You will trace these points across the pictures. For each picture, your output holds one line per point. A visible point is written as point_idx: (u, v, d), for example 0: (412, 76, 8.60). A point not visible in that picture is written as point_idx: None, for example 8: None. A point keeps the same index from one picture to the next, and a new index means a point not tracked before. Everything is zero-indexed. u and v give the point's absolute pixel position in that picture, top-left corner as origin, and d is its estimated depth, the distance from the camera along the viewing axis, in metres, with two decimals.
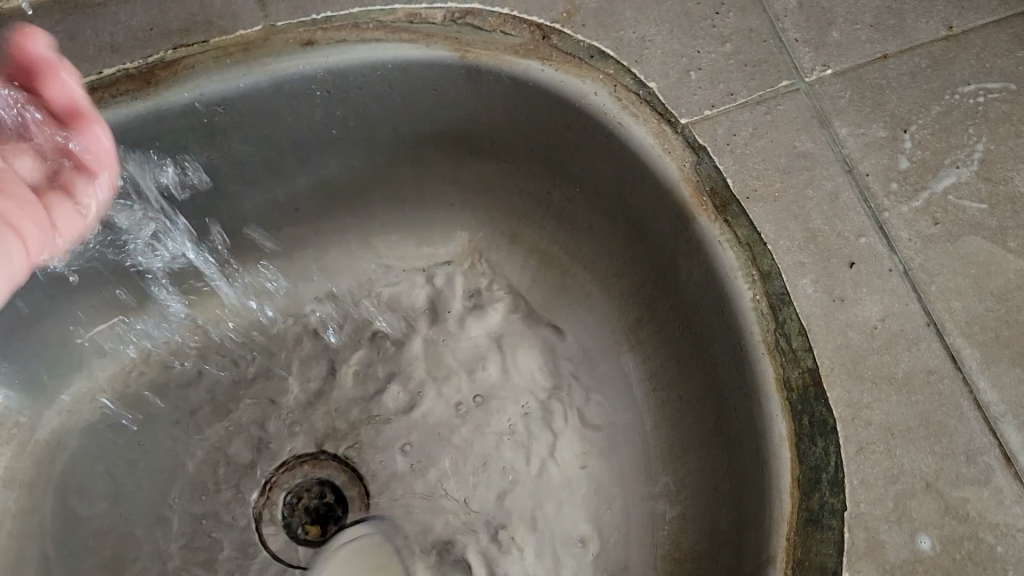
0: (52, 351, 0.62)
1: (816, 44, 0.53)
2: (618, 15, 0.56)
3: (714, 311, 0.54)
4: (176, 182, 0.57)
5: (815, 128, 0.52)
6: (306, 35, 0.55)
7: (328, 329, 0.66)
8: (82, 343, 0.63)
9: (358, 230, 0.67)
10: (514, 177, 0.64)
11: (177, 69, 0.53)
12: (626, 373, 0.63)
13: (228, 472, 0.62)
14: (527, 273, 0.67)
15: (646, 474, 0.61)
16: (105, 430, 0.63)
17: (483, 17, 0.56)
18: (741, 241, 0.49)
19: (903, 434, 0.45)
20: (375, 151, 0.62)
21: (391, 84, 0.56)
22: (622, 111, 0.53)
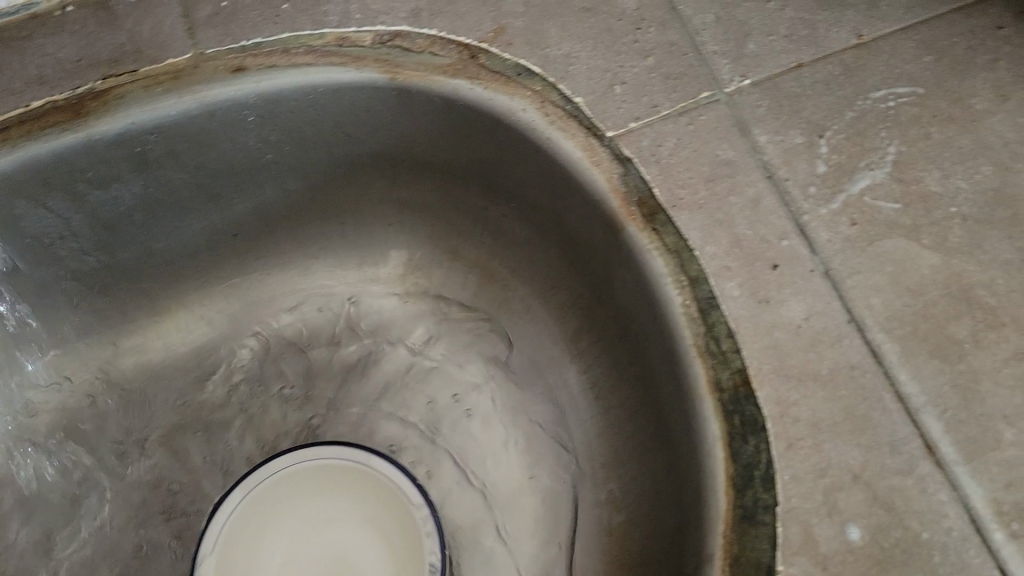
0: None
1: (734, 55, 0.54)
2: (544, 32, 0.57)
3: (645, 317, 0.54)
4: (103, 211, 0.62)
5: (735, 137, 0.52)
6: (236, 62, 0.57)
7: (285, 351, 0.72)
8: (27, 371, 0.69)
9: (298, 250, 0.71)
10: (451, 195, 0.66)
11: (106, 99, 0.57)
12: (570, 387, 0.65)
13: (180, 492, 0.67)
14: (468, 289, 0.70)
15: (592, 481, 0.63)
16: (52, 456, 0.68)
17: (412, 39, 0.58)
18: (669, 249, 0.50)
19: (829, 431, 0.45)
20: (311, 176, 0.66)
21: (321, 108, 0.59)
22: (550, 127, 0.54)
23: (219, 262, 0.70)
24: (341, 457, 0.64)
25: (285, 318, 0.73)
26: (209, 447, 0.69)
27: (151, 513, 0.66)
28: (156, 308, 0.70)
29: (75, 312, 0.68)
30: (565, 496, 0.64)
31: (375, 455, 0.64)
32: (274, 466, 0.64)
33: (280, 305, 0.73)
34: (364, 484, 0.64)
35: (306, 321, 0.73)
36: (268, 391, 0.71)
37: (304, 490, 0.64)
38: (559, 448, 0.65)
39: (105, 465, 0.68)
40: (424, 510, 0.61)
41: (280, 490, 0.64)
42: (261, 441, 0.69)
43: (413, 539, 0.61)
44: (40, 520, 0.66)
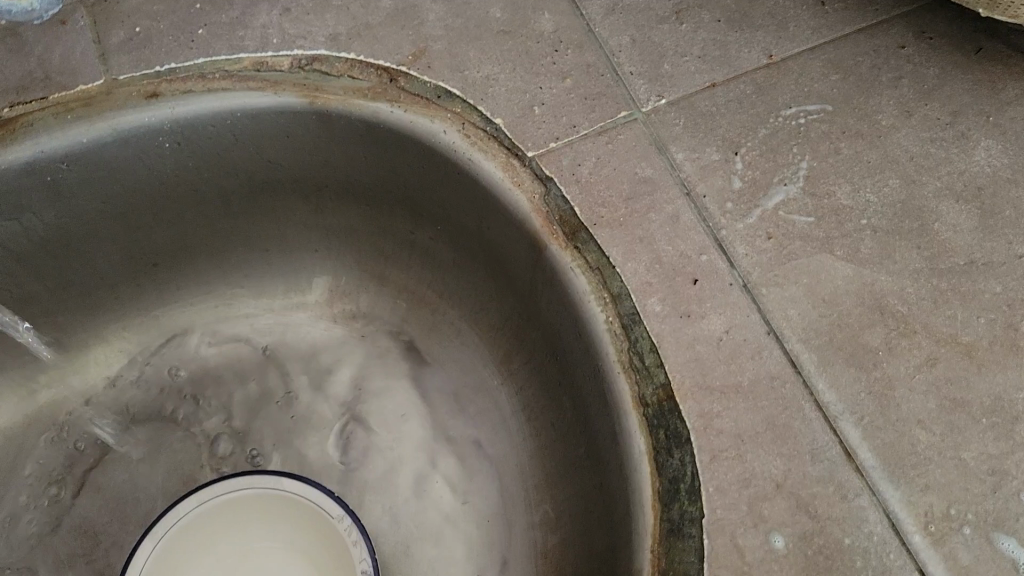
0: None
1: (649, 76, 0.55)
2: (463, 55, 0.57)
3: (571, 335, 0.54)
4: (13, 240, 0.61)
5: (653, 155, 0.53)
6: (150, 87, 0.57)
7: (207, 380, 0.70)
8: None
9: (221, 279, 0.70)
10: (375, 219, 0.66)
11: (15, 127, 0.55)
12: (502, 409, 0.65)
13: (99, 532, 0.64)
14: (397, 313, 0.70)
15: (527, 504, 0.63)
16: None
17: (330, 63, 0.57)
18: (591, 266, 0.50)
19: (751, 441, 0.45)
20: (231, 203, 0.64)
21: (238, 133, 0.58)
22: (472, 148, 0.54)
23: (138, 292, 0.68)
24: (259, 485, 0.61)
25: (208, 350, 0.71)
26: (127, 484, 0.66)
27: (67, 557, 0.63)
28: (73, 343, 0.68)
29: None
30: (498, 522, 0.64)
31: (287, 478, 0.60)
32: (183, 506, 0.60)
33: (201, 334, 0.71)
34: (282, 509, 0.61)
35: (228, 353, 0.71)
36: (191, 424, 0.68)
37: (227, 519, 0.62)
38: (494, 472, 0.65)
39: (13, 510, 0.65)
40: (348, 523, 0.59)
41: (194, 528, 0.61)
42: (184, 476, 0.66)
43: (343, 561, 0.60)
44: None
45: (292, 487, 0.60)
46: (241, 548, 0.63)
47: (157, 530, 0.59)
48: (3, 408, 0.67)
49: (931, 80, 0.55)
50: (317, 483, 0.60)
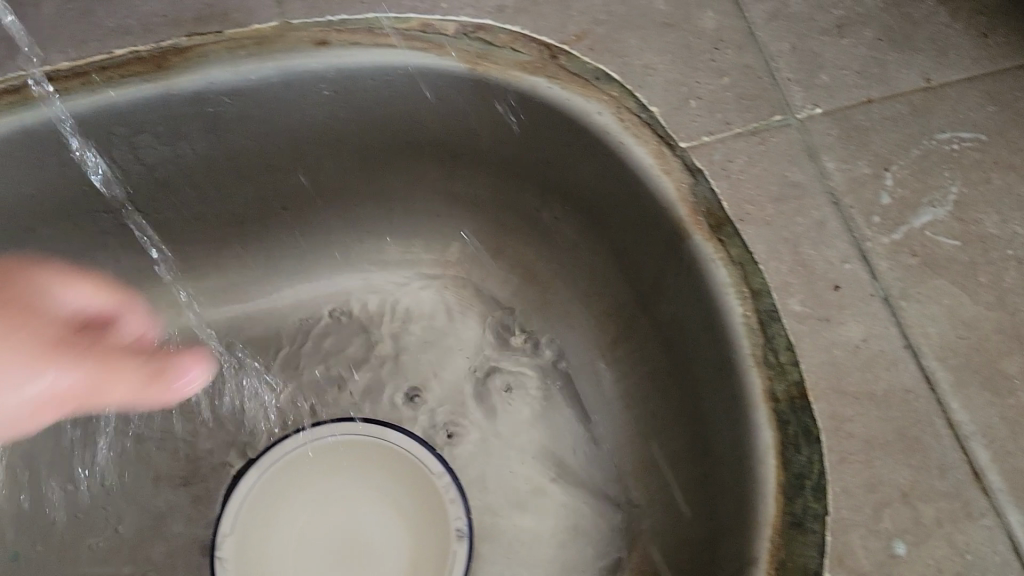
0: None
1: (806, 84, 0.56)
2: (624, 42, 0.58)
3: (696, 327, 0.55)
4: (165, 163, 0.62)
5: (804, 161, 0.54)
6: (320, 35, 0.58)
7: (320, 327, 0.72)
8: None
9: (340, 232, 0.71)
10: (503, 192, 0.67)
11: (188, 56, 0.57)
12: (604, 392, 0.66)
13: (204, 457, 0.67)
14: (509, 287, 0.72)
15: (619, 488, 0.64)
16: (69, 415, 0.67)
17: (495, 33, 0.58)
18: (734, 261, 0.51)
19: (880, 448, 0.46)
20: (367, 157, 0.66)
21: (394, 90, 0.60)
22: (624, 133, 0.56)
23: (262, 234, 0.70)
24: (364, 433, 0.63)
25: (322, 300, 0.73)
26: (230, 415, 0.68)
27: (169, 476, 0.66)
28: (195, 273, 0.70)
29: (113, 268, 0.68)
30: (585, 502, 0.65)
31: (394, 431, 0.62)
32: (292, 443, 0.63)
33: (316, 281, 0.73)
34: (382, 459, 0.63)
35: (339, 304, 0.73)
36: (296, 368, 0.71)
37: (324, 466, 0.63)
38: (587, 452, 0.66)
39: (120, 426, 0.67)
40: (447, 481, 0.61)
41: (296, 466, 0.63)
42: (286, 416, 0.68)
43: (438, 515, 0.61)
44: (51, 476, 0.65)
45: (397, 441, 0.62)
46: (334, 494, 0.63)
47: (266, 461, 0.62)
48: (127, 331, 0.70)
49: None
50: (420, 438, 0.62)
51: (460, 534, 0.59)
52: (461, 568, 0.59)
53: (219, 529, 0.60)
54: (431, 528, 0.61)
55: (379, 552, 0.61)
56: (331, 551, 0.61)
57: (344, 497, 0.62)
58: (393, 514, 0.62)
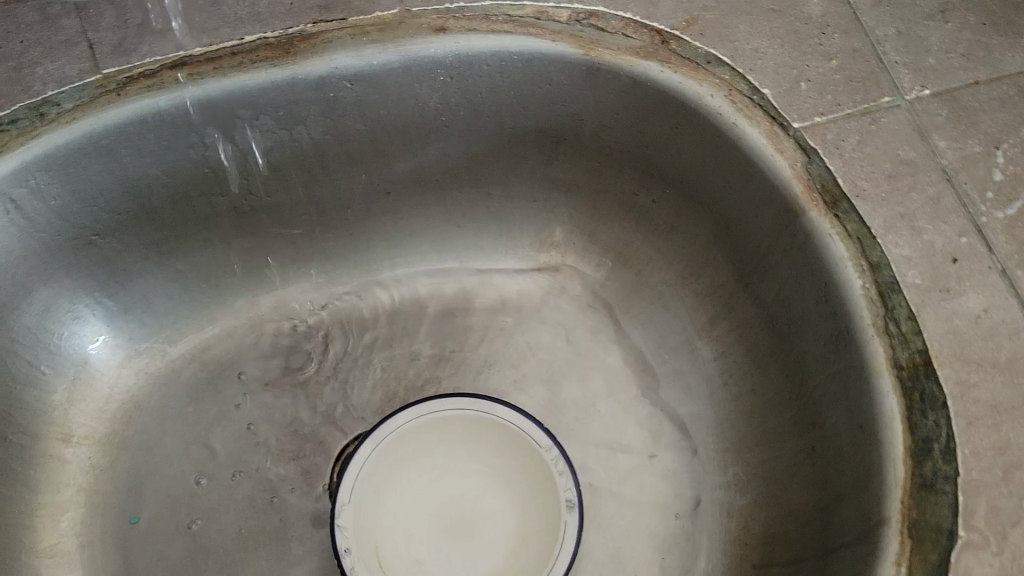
0: (149, 326, 0.71)
1: (914, 67, 0.58)
2: (733, 27, 0.60)
3: (803, 302, 0.57)
4: (282, 146, 0.64)
5: (916, 140, 0.55)
6: (438, 22, 0.61)
7: (421, 310, 0.75)
8: (175, 324, 0.72)
9: (441, 216, 0.73)
10: (603, 178, 0.69)
11: (315, 42, 0.60)
12: (704, 368, 0.67)
13: (312, 434, 0.69)
14: (601, 272, 0.74)
15: (718, 465, 0.65)
16: (185, 394, 0.71)
17: (607, 20, 0.61)
18: (851, 235, 0.53)
19: (1007, 413, 0.47)
20: (472, 145, 0.68)
21: (507, 75, 0.62)
22: (736, 114, 0.57)
23: (367, 219, 0.71)
24: (470, 408, 0.65)
25: (421, 283, 0.75)
26: (336, 393, 0.71)
27: (279, 451, 0.68)
28: (303, 257, 0.72)
29: (223, 249, 0.69)
30: (684, 478, 0.67)
31: (501, 405, 0.64)
32: (402, 417, 0.64)
33: (415, 265, 0.75)
34: (488, 434, 0.65)
35: (435, 289, 0.75)
36: (396, 349, 0.73)
37: (434, 439, 0.66)
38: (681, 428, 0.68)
39: (233, 405, 0.70)
40: (555, 454, 0.62)
41: (404, 441, 0.65)
42: (390, 394, 0.71)
43: (547, 487, 0.63)
44: (169, 452, 0.68)
45: (504, 417, 0.64)
46: (439, 470, 0.66)
47: (378, 433, 0.63)
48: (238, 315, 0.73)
49: None
50: (529, 414, 0.64)
51: (570, 505, 0.61)
52: (574, 539, 0.60)
53: (338, 499, 0.61)
54: (541, 500, 0.63)
55: (487, 525, 0.64)
56: (442, 525, 0.64)
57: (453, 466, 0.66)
58: (498, 486, 0.65)
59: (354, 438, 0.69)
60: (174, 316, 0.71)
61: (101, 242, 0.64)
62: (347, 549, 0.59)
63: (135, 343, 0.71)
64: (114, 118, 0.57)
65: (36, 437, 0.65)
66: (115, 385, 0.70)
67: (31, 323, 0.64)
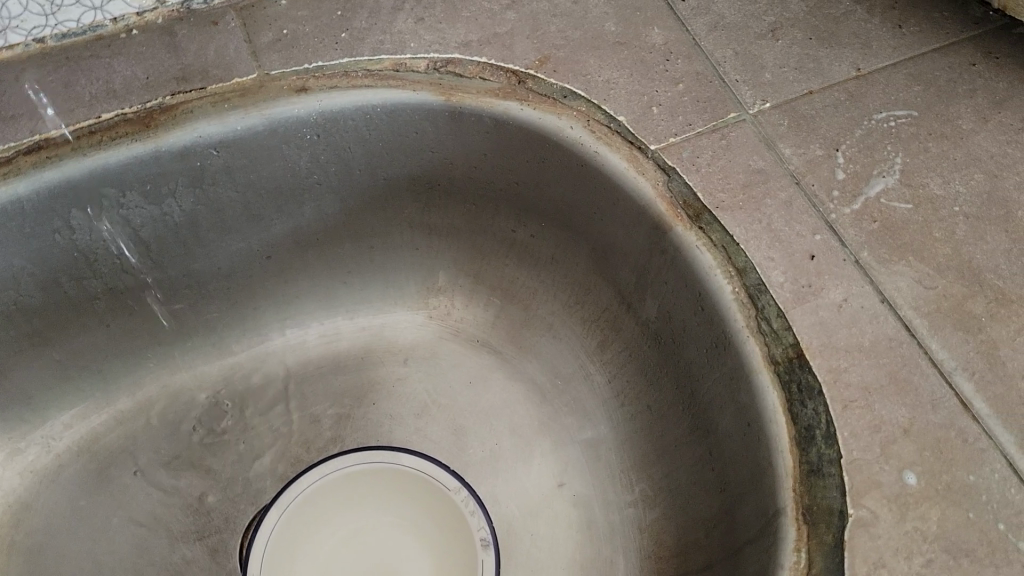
0: (30, 424, 0.68)
1: (753, 83, 0.62)
2: (584, 62, 0.63)
3: (683, 315, 0.59)
4: (152, 222, 0.63)
5: (763, 150, 0.59)
6: (299, 83, 0.62)
7: (314, 371, 0.74)
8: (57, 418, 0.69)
9: (325, 275, 0.73)
10: (481, 219, 0.71)
11: (175, 113, 0.60)
12: (600, 391, 0.69)
13: (215, 511, 0.67)
14: (491, 310, 0.75)
15: (622, 484, 0.66)
16: (76, 488, 0.68)
17: (464, 66, 0.63)
18: (716, 244, 0.55)
19: (877, 393, 0.50)
20: (348, 199, 0.68)
21: (373, 127, 0.63)
22: (597, 142, 0.59)
23: (250, 286, 0.71)
24: (373, 460, 0.65)
25: (313, 344, 0.75)
26: (239, 466, 0.69)
27: (182, 533, 0.66)
28: (187, 330, 0.71)
29: (102, 332, 0.67)
30: (592, 501, 0.67)
31: (403, 453, 0.65)
32: (308, 476, 0.64)
33: (305, 326, 0.75)
34: (396, 482, 0.65)
35: (327, 348, 0.75)
36: (294, 412, 0.72)
37: (345, 499, 0.65)
38: (584, 451, 0.69)
39: (127, 493, 0.68)
40: (464, 495, 0.63)
41: (312, 504, 0.64)
42: (293, 458, 0.70)
43: (459, 529, 0.63)
44: (64, 551, 0.65)
45: (408, 465, 0.64)
46: (355, 518, 0.65)
47: (285, 497, 0.64)
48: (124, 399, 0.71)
49: (1002, 92, 0.62)
50: (433, 460, 0.64)
51: (485, 543, 0.61)
52: None
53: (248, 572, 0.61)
54: (454, 544, 0.63)
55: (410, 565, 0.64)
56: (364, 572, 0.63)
57: (367, 522, 0.65)
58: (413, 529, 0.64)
59: (260, 508, 0.67)
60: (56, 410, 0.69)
61: None
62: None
63: (16, 442, 0.68)
64: None
65: None
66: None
67: None
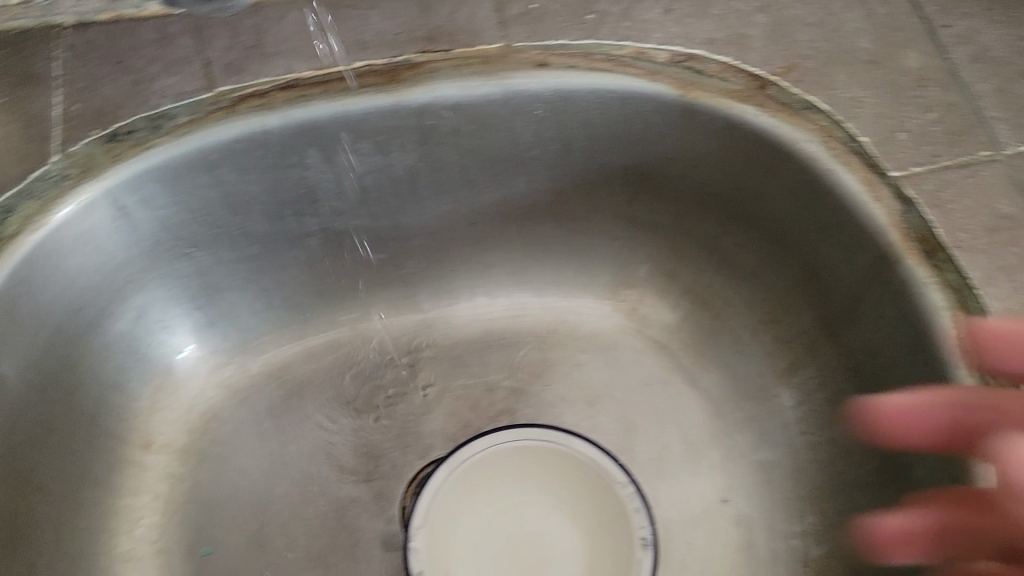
0: (236, 341, 0.73)
1: (1012, 123, 0.58)
2: (829, 77, 0.61)
3: (896, 352, 0.56)
4: (376, 171, 0.65)
5: (1014, 193, 0.55)
6: (540, 58, 0.62)
7: (494, 341, 0.75)
8: (259, 341, 0.74)
9: (522, 249, 0.74)
10: (689, 219, 0.69)
11: (419, 72, 0.61)
12: (785, 415, 0.66)
13: (384, 457, 0.69)
14: (679, 312, 0.74)
15: (790, 513, 0.64)
16: (261, 408, 0.72)
17: (705, 63, 0.62)
18: (950, 286, 0.52)
19: None
20: (560, 178, 0.69)
21: (604, 111, 0.63)
22: (833, 159, 0.58)
23: (450, 249, 0.73)
24: (546, 437, 0.65)
25: (498, 316, 0.76)
26: (413, 417, 0.71)
27: (352, 471, 0.69)
28: (387, 278, 0.73)
29: (310, 268, 0.71)
30: (757, 523, 0.65)
31: (575, 439, 0.65)
32: (477, 443, 0.65)
33: (494, 296, 0.76)
34: (564, 464, 0.65)
35: (512, 321, 0.76)
36: (470, 377, 0.73)
37: (513, 472, 0.67)
38: (754, 469, 0.67)
39: (307, 422, 0.71)
40: (630, 491, 0.62)
41: (480, 470, 0.65)
42: (464, 423, 0.71)
43: (620, 524, 0.62)
44: (242, 464, 0.69)
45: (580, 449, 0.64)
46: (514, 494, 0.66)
47: (452, 461, 0.65)
48: (319, 334, 0.74)
49: None
50: (606, 450, 0.64)
51: (645, 543, 0.60)
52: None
53: (413, 521, 0.62)
54: (608, 539, 0.63)
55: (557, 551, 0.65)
56: (514, 552, 0.65)
57: (525, 500, 0.66)
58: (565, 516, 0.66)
59: (426, 463, 0.69)
60: (260, 333, 0.73)
61: (198, 254, 0.66)
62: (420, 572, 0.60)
63: (221, 357, 0.73)
64: (224, 134, 0.58)
65: (122, 439, 0.68)
66: (199, 394, 0.72)
67: (123, 329, 0.66)
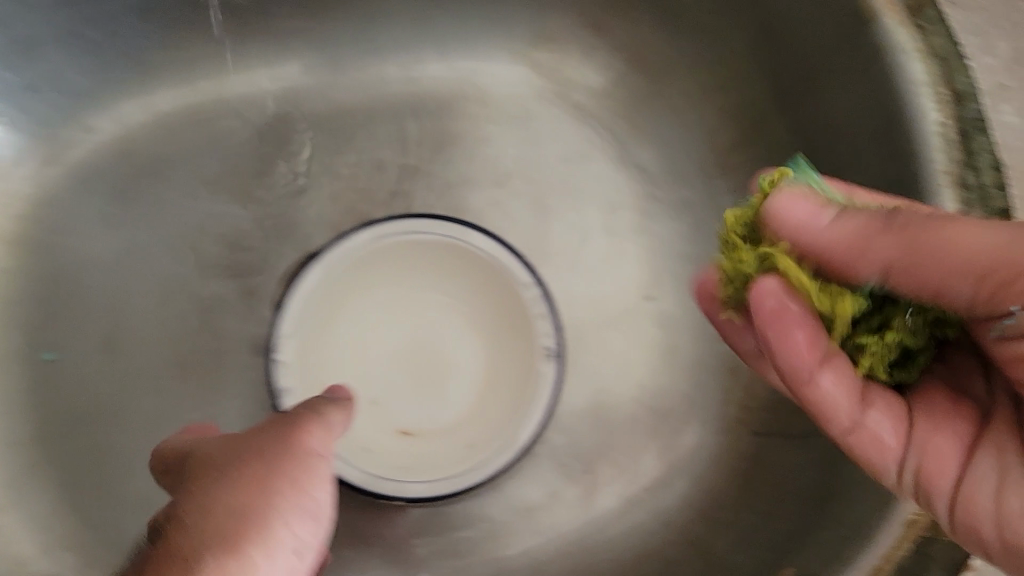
0: (64, 106, 0.58)
1: None
2: None
3: (858, 135, 0.46)
4: None
5: None
6: None
7: (386, 111, 0.62)
8: (86, 106, 0.59)
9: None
10: None
11: None
12: (722, 204, 0.57)
13: (253, 248, 0.59)
14: (610, 75, 0.60)
15: None
16: (101, 189, 0.59)
17: None
18: (937, 54, 0.41)
19: None
20: None
21: None
22: None
23: None
24: (440, 230, 0.56)
25: (388, 79, 0.62)
26: (287, 200, 0.60)
27: (216, 266, 0.59)
28: (245, 29, 0.58)
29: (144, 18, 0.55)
30: (683, 326, 0.57)
31: (477, 234, 0.56)
32: (360, 236, 0.56)
33: (383, 54, 0.62)
34: (464, 260, 0.57)
35: (405, 87, 0.62)
36: (356, 153, 0.61)
37: (397, 266, 0.58)
38: (684, 264, 0.58)
39: (158, 208, 0.59)
40: (533, 295, 0.56)
41: (355, 267, 0.56)
42: (349, 209, 0.60)
43: (512, 321, 0.58)
44: (84, 259, 0.58)
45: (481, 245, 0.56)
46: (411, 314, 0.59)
47: (328, 259, 0.55)
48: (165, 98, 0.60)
49: None
50: (511, 246, 0.56)
51: (547, 354, 0.55)
52: (550, 391, 0.54)
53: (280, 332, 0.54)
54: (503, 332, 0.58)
55: (451, 389, 0.58)
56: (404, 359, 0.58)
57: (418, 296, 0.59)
58: (465, 346, 0.59)
59: (304, 257, 0.59)
60: (89, 96, 0.58)
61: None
62: (288, 389, 0.53)
63: (46, 128, 0.59)
64: None
65: None
66: (23, 173, 0.59)
67: None
